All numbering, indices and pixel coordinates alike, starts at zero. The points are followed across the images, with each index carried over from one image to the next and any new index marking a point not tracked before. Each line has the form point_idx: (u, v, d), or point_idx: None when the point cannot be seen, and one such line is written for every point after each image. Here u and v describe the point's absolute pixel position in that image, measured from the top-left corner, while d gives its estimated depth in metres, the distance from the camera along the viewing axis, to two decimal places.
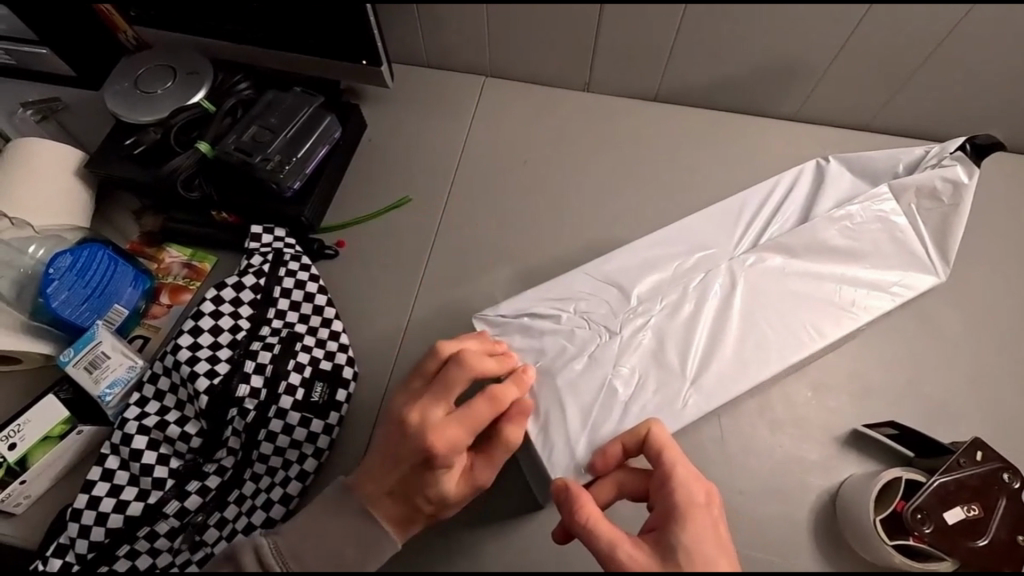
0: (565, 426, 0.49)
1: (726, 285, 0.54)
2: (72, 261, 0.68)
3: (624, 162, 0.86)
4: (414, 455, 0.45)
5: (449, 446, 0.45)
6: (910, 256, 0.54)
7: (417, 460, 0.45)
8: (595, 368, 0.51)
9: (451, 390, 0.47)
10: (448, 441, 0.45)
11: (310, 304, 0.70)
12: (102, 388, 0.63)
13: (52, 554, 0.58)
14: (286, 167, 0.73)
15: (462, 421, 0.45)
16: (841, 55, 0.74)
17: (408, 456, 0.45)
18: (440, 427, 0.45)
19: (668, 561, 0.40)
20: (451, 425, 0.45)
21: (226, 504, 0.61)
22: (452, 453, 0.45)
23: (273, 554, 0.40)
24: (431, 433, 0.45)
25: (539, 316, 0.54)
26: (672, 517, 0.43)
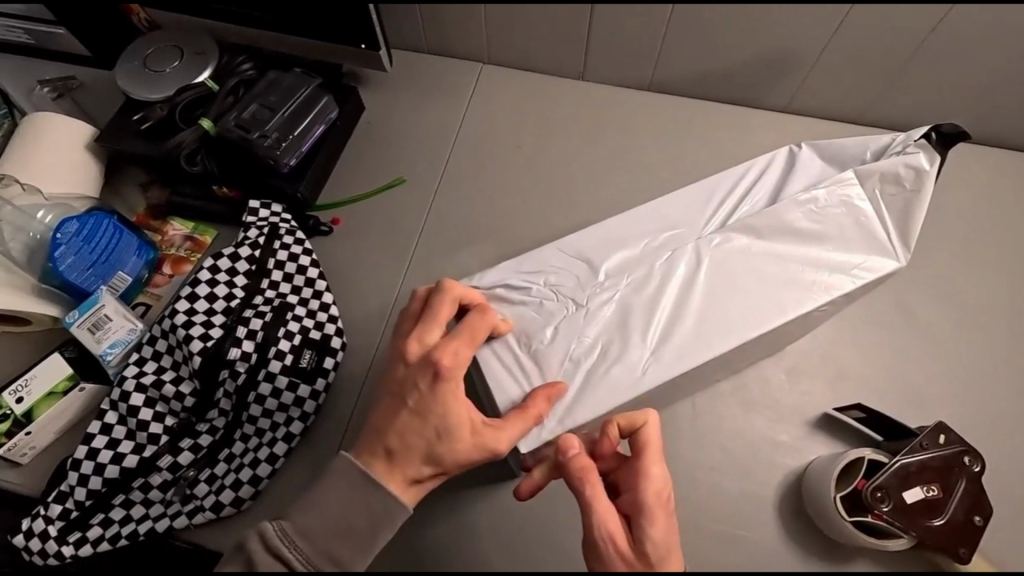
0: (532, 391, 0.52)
1: (691, 263, 0.56)
2: (79, 227, 0.72)
3: (614, 150, 0.88)
4: (422, 371, 0.47)
5: (454, 359, 0.48)
6: (873, 240, 0.56)
7: (425, 377, 0.47)
8: (562, 337, 0.54)
9: (440, 313, 0.51)
10: (452, 352, 0.48)
11: (303, 276, 0.73)
12: (103, 347, 0.67)
13: (53, 500, 0.62)
14: (282, 144, 0.76)
15: (465, 340, 0.49)
16: (829, 49, 0.75)
17: (417, 376, 0.47)
18: (444, 341, 0.49)
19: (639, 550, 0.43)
20: (454, 337, 0.49)
21: (216, 461, 0.65)
22: (458, 367, 0.48)
23: (279, 537, 0.43)
24: (437, 345, 0.48)
25: (513, 288, 0.57)
26: (642, 509, 0.45)
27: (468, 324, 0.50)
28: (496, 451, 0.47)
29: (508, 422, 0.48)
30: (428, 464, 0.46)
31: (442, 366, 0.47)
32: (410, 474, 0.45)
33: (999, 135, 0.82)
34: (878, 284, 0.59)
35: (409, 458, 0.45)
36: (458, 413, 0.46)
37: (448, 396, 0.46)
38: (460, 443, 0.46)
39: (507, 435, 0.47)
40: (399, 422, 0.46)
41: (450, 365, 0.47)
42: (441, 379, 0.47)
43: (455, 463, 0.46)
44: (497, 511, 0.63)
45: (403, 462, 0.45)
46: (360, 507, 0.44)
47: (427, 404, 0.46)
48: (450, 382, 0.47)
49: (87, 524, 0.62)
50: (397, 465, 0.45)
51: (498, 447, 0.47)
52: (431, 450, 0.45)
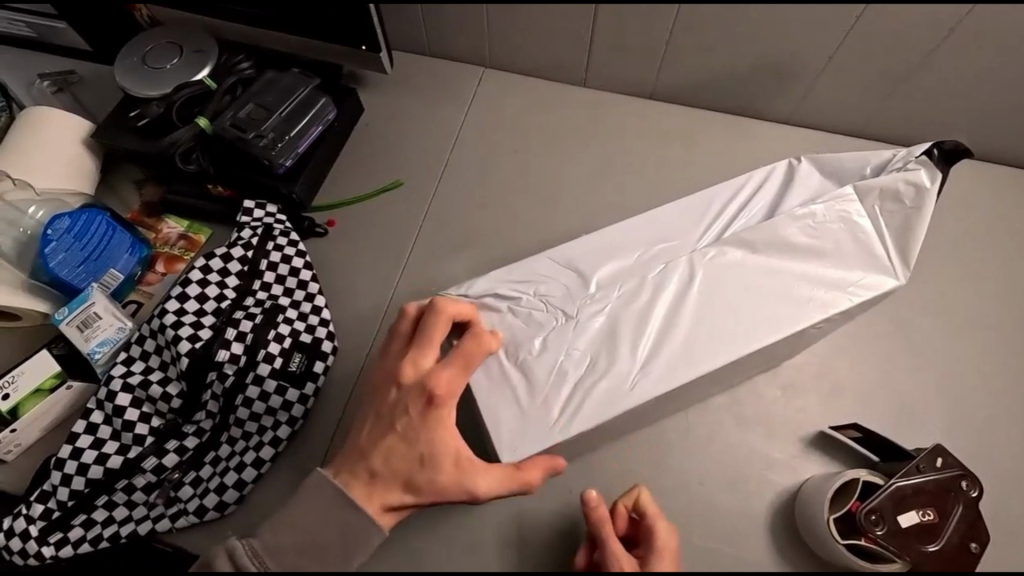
0: (516, 399, 0.51)
1: (684, 276, 0.55)
2: (71, 223, 0.72)
3: (614, 157, 0.87)
4: (415, 396, 0.48)
5: (447, 389, 0.48)
6: (871, 257, 0.55)
7: (417, 402, 0.48)
8: (550, 349, 0.53)
9: (434, 337, 0.51)
10: (445, 381, 0.48)
11: (295, 279, 0.73)
12: (92, 346, 0.66)
13: (36, 500, 0.61)
14: (279, 145, 0.75)
15: (459, 370, 0.49)
16: (837, 56, 0.74)
17: (408, 401, 0.48)
18: (437, 367, 0.49)
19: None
20: (448, 364, 0.49)
21: (202, 464, 0.64)
22: (451, 396, 0.49)
23: (247, 555, 0.41)
24: (431, 371, 0.49)
25: (502, 297, 0.56)
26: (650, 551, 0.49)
27: (461, 350, 0.50)
28: (476, 494, 0.47)
29: (491, 466, 0.48)
30: (407, 491, 0.47)
31: (436, 394, 0.48)
32: (387, 498, 0.46)
33: (1005, 153, 0.81)
34: (877, 301, 0.57)
35: (389, 480, 0.46)
36: (444, 446, 0.47)
37: (437, 426, 0.48)
38: (442, 476, 0.47)
39: (487, 480, 0.47)
40: (386, 445, 0.47)
41: (443, 394, 0.48)
42: (433, 407, 0.48)
43: (432, 494, 0.47)
44: (485, 524, 0.62)
45: (385, 487, 0.46)
46: (341, 517, 0.44)
47: (416, 430, 0.47)
48: (441, 413, 0.48)
49: (68, 525, 0.61)
50: (376, 486, 0.46)
51: (479, 489, 0.47)
52: (411, 477, 0.46)
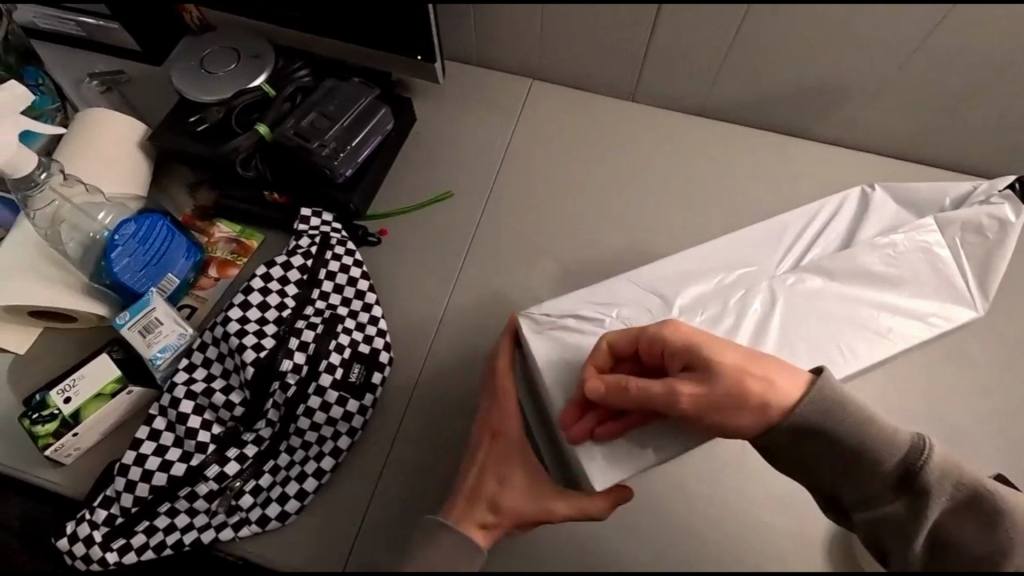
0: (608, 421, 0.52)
1: (765, 302, 0.55)
2: (136, 229, 0.72)
3: (667, 173, 0.88)
4: (483, 434, 0.55)
5: (509, 422, 0.54)
6: (951, 289, 0.55)
7: (487, 439, 0.54)
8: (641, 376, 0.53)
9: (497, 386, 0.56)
10: (503, 415, 0.54)
11: (353, 288, 0.73)
12: (153, 351, 0.66)
13: (99, 505, 0.62)
14: (340, 155, 0.75)
15: (511, 402, 0.55)
16: (905, 66, 0.74)
17: (480, 439, 0.55)
18: (500, 406, 0.55)
19: (716, 375, 0.48)
20: (500, 401, 0.55)
21: (262, 472, 0.64)
22: (513, 429, 0.54)
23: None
24: (495, 411, 0.55)
25: (583, 318, 0.57)
26: (686, 353, 0.49)
27: (503, 387, 0.56)
28: (553, 515, 0.52)
29: (561, 490, 0.52)
30: (492, 510, 0.50)
31: (500, 426, 0.54)
32: (476, 518, 0.50)
33: None
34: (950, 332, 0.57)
35: (477, 503, 0.51)
36: (519, 467, 0.53)
37: (510, 453, 0.53)
38: (519, 498, 0.51)
39: (563, 502, 0.52)
40: (468, 480, 0.53)
41: (507, 428, 0.54)
42: (499, 439, 0.54)
43: (516, 516, 0.51)
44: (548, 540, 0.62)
45: (470, 506, 0.51)
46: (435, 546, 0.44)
47: (492, 461, 0.53)
48: (509, 442, 0.53)
49: (131, 531, 0.61)
50: (467, 510, 0.51)
51: (556, 508, 0.52)
52: (496, 500, 0.51)
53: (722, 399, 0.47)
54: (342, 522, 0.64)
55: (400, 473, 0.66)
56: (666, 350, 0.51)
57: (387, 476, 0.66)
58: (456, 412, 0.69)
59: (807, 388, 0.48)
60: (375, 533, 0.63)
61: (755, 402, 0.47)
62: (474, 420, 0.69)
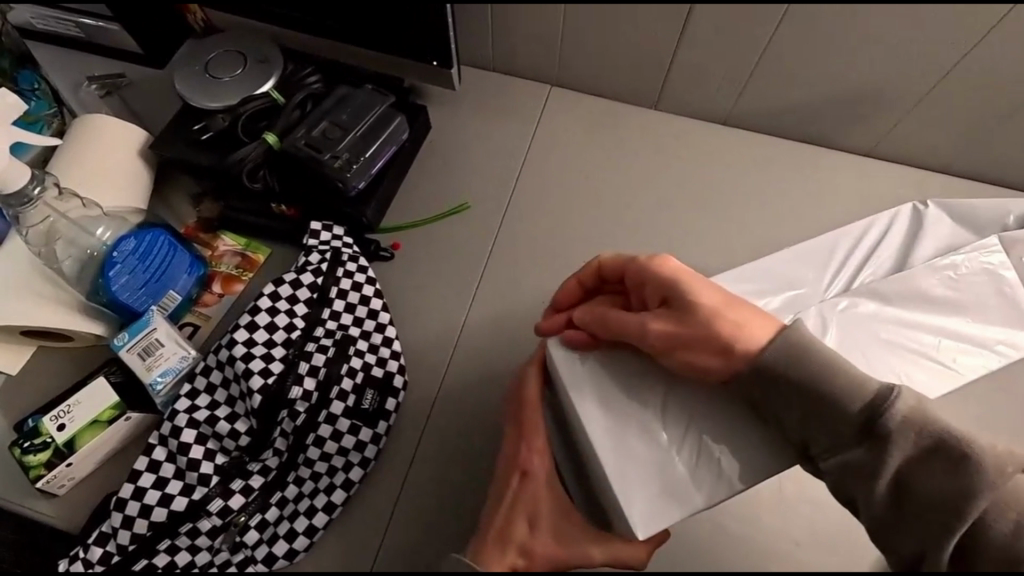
0: (655, 464, 0.47)
1: (816, 329, 0.50)
2: (136, 244, 0.68)
3: (694, 185, 0.83)
4: (510, 472, 0.50)
5: (538, 460, 0.50)
6: (1017, 315, 0.51)
7: (513, 478, 0.50)
8: (682, 413, 0.49)
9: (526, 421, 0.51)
10: (533, 453, 0.50)
11: (366, 307, 0.68)
12: (154, 375, 0.62)
13: (94, 542, 0.57)
14: (353, 166, 0.71)
15: (541, 437, 0.50)
16: (950, 75, 0.70)
17: (506, 477, 0.50)
18: (530, 442, 0.50)
19: (687, 313, 0.47)
20: (528, 436, 0.50)
21: (269, 505, 0.60)
22: (543, 469, 0.50)
23: None
24: (524, 447, 0.50)
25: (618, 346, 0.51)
26: (662, 290, 0.49)
27: (532, 421, 0.51)
28: (587, 560, 0.49)
29: (595, 534, 0.49)
30: (522, 555, 0.47)
31: (529, 465, 0.49)
32: (505, 562, 0.47)
33: None
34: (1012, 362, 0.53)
35: (505, 546, 0.48)
36: (549, 508, 0.49)
37: (539, 494, 0.49)
38: (549, 541, 0.48)
39: (598, 549, 0.49)
40: (495, 521, 0.49)
41: (536, 467, 0.49)
42: (528, 479, 0.49)
43: (547, 561, 0.48)
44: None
45: (500, 549, 0.48)
46: None
47: (520, 502, 0.49)
48: (537, 482, 0.49)
49: (128, 570, 0.57)
50: (495, 553, 0.47)
51: (591, 553, 0.49)
52: (525, 544, 0.48)
53: (689, 338, 0.47)
54: (355, 560, 0.60)
55: (416, 505, 0.62)
56: (643, 285, 0.50)
57: (401, 510, 0.62)
58: (474, 441, 0.65)
59: (777, 330, 0.46)
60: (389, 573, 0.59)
61: (717, 344, 0.46)
62: (493, 450, 0.65)
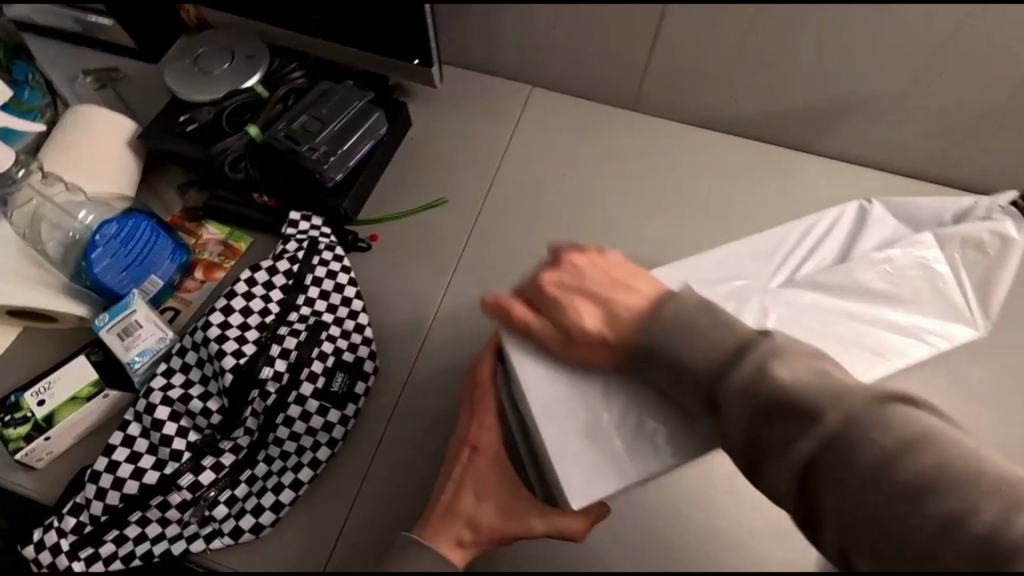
0: (592, 441, 0.49)
1: (759, 317, 0.52)
2: (118, 229, 0.71)
3: (665, 184, 0.86)
4: (461, 447, 0.53)
5: (488, 438, 0.53)
6: (950, 307, 0.54)
7: (464, 452, 0.53)
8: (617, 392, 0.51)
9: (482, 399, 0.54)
10: (484, 430, 0.53)
11: (339, 295, 0.71)
12: (132, 355, 0.65)
13: (68, 512, 0.60)
14: (330, 159, 0.74)
15: (490, 414, 0.53)
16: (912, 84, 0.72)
17: (457, 453, 0.53)
18: (481, 421, 0.53)
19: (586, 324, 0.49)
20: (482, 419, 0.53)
21: (238, 482, 0.63)
22: (492, 445, 0.53)
23: None
24: (473, 424, 0.53)
25: None
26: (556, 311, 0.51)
27: (484, 399, 0.54)
28: (530, 530, 0.51)
29: (536, 508, 0.51)
30: (468, 527, 0.49)
31: (477, 440, 0.52)
32: (453, 537, 0.48)
33: None
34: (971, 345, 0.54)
35: (453, 521, 0.50)
36: (496, 485, 0.52)
37: (490, 469, 0.52)
38: (494, 515, 0.50)
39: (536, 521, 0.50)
40: (443, 497, 0.52)
41: (484, 444, 0.52)
42: (476, 454, 0.52)
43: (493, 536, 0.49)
44: None
45: (447, 522, 0.50)
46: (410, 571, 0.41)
47: (468, 475, 0.52)
48: (484, 455, 0.52)
49: (100, 540, 0.59)
50: (443, 529, 0.49)
51: (533, 525, 0.51)
52: (472, 517, 0.50)
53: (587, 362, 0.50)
54: (319, 538, 0.62)
55: (382, 484, 0.65)
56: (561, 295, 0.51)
57: (367, 490, 0.64)
58: (440, 426, 0.67)
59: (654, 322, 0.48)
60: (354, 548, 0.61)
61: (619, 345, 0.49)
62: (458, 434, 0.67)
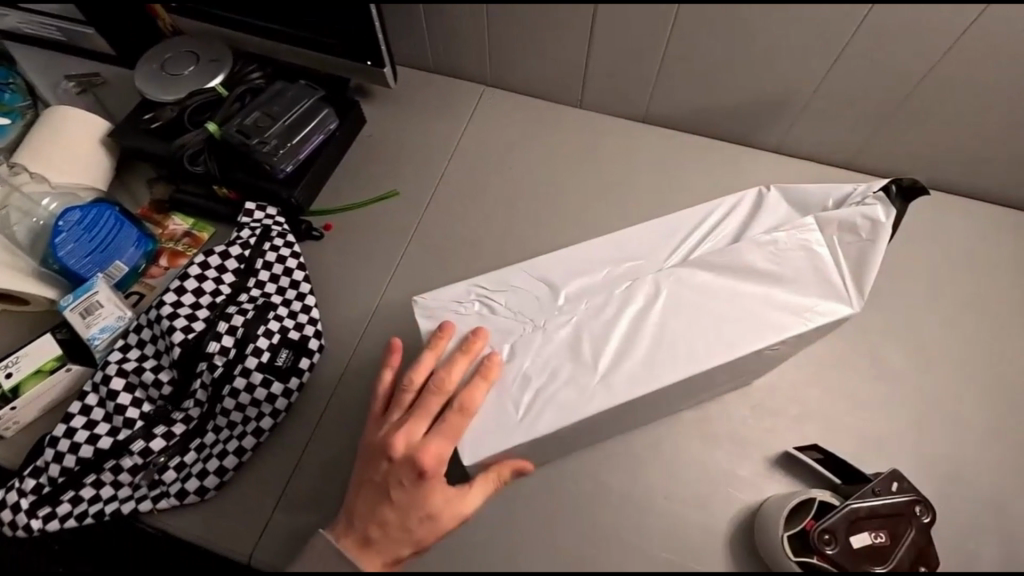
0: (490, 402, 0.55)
1: (649, 293, 0.59)
2: (81, 216, 0.76)
3: (608, 177, 0.90)
4: (406, 469, 0.52)
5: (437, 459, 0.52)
6: (828, 285, 0.59)
7: (410, 475, 0.52)
8: (515, 358, 0.56)
9: (426, 409, 0.54)
10: (435, 453, 0.52)
11: (288, 278, 0.76)
12: (92, 332, 0.70)
13: (28, 475, 0.65)
14: (280, 151, 0.80)
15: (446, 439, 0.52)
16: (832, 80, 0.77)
17: (401, 475, 0.52)
18: (427, 441, 0.52)
19: None
20: (419, 418, 0.54)
21: (187, 449, 0.67)
22: (440, 465, 0.52)
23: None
24: (421, 446, 0.52)
25: (491, 303, 0.60)
26: None
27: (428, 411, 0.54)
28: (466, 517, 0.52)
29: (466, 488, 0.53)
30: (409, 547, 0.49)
31: (427, 468, 0.51)
32: (390, 555, 0.49)
33: (979, 187, 0.84)
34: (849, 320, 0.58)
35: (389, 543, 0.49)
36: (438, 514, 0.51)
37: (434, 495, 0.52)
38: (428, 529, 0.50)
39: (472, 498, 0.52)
40: (382, 513, 0.51)
41: (433, 466, 0.52)
42: (424, 478, 0.51)
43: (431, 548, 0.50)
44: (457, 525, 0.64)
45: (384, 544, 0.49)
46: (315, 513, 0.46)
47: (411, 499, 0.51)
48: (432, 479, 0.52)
49: (57, 500, 0.65)
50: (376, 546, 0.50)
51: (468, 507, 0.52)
52: (414, 535, 0.50)
53: None
54: (259, 502, 0.67)
55: (322, 452, 0.69)
56: None
57: (306, 459, 0.69)
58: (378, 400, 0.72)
59: None
60: (289, 511, 0.66)
61: None
62: None
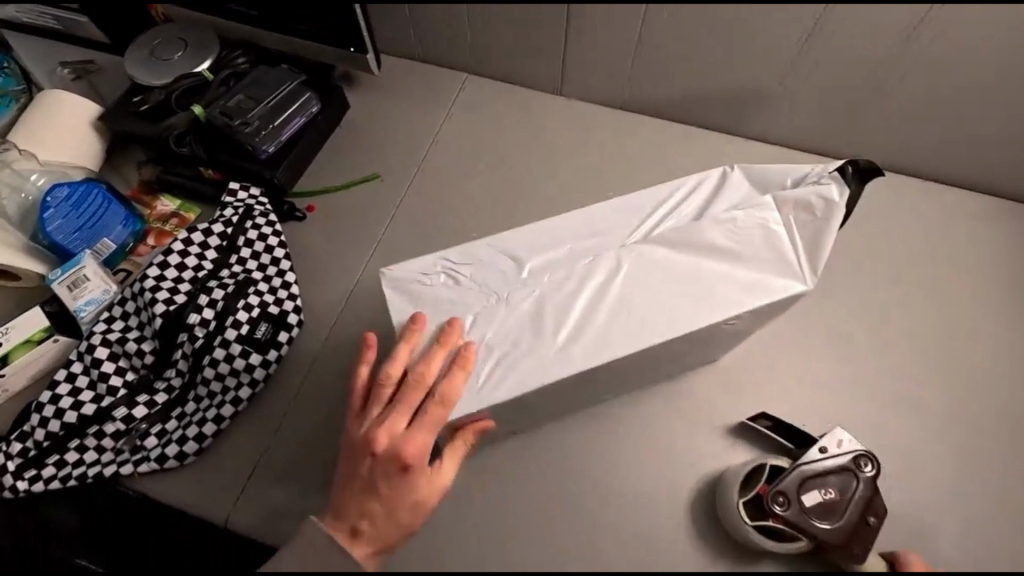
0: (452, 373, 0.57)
1: (610, 268, 0.61)
2: (69, 193, 0.79)
3: (585, 162, 0.92)
4: (391, 465, 0.53)
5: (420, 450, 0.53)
6: (784, 263, 0.61)
7: (395, 470, 0.53)
8: (478, 327, 0.59)
9: (408, 403, 0.54)
10: (419, 443, 0.53)
11: (269, 255, 0.79)
12: (79, 304, 0.73)
13: (15, 439, 0.68)
14: (262, 132, 0.83)
15: (428, 431, 0.54)
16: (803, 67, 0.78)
17: (386, 470, 0.53)
18: (409, 433, 0.53)
19: None
20: (401, 413, 0.54)
21: (168, 417, 0.70)
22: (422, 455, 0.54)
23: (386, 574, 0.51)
24: (404, 438, 0.53)
25: (457, 276, 0.61)
26: None
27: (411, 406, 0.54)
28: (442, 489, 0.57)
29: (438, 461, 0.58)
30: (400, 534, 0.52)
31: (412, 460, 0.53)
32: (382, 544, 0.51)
33: (947, 172, 0.85)
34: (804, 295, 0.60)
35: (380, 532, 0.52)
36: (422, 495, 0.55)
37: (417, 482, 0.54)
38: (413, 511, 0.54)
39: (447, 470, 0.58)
40: (371, 506, 0.53)
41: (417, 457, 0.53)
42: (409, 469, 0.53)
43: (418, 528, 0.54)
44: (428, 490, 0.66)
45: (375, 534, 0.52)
46: None
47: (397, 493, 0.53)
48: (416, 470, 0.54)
49: (42, 463, 0.67)
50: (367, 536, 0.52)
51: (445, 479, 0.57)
52: (404, 523, 0.53)
53: None
54: (237, 469, 0.69)
55: (298, 422, 0.72)
56: None
57: (283, 428, 0.72)
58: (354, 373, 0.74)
59: None
60: (266, 477, 0.69)
61: None
62: None
